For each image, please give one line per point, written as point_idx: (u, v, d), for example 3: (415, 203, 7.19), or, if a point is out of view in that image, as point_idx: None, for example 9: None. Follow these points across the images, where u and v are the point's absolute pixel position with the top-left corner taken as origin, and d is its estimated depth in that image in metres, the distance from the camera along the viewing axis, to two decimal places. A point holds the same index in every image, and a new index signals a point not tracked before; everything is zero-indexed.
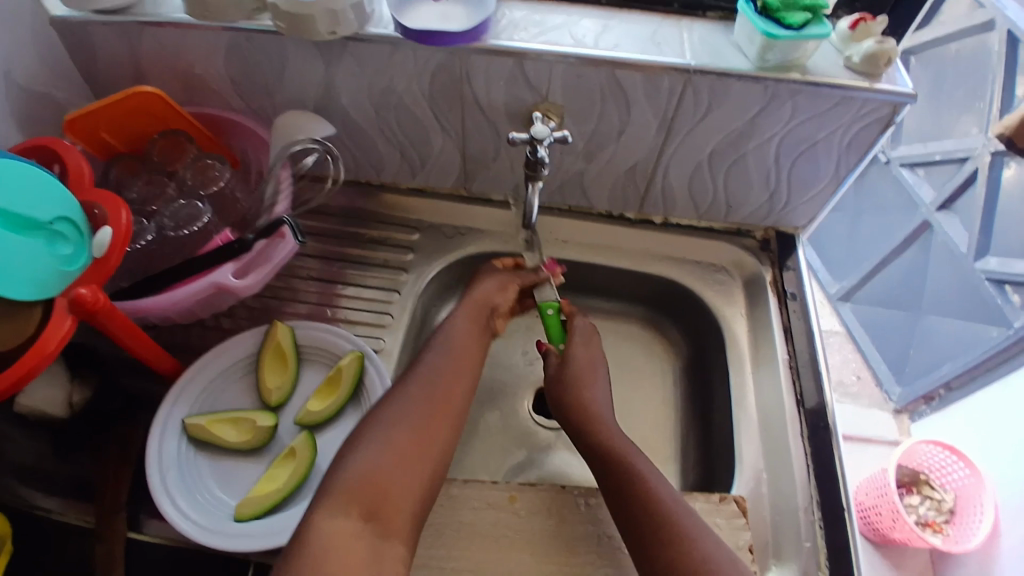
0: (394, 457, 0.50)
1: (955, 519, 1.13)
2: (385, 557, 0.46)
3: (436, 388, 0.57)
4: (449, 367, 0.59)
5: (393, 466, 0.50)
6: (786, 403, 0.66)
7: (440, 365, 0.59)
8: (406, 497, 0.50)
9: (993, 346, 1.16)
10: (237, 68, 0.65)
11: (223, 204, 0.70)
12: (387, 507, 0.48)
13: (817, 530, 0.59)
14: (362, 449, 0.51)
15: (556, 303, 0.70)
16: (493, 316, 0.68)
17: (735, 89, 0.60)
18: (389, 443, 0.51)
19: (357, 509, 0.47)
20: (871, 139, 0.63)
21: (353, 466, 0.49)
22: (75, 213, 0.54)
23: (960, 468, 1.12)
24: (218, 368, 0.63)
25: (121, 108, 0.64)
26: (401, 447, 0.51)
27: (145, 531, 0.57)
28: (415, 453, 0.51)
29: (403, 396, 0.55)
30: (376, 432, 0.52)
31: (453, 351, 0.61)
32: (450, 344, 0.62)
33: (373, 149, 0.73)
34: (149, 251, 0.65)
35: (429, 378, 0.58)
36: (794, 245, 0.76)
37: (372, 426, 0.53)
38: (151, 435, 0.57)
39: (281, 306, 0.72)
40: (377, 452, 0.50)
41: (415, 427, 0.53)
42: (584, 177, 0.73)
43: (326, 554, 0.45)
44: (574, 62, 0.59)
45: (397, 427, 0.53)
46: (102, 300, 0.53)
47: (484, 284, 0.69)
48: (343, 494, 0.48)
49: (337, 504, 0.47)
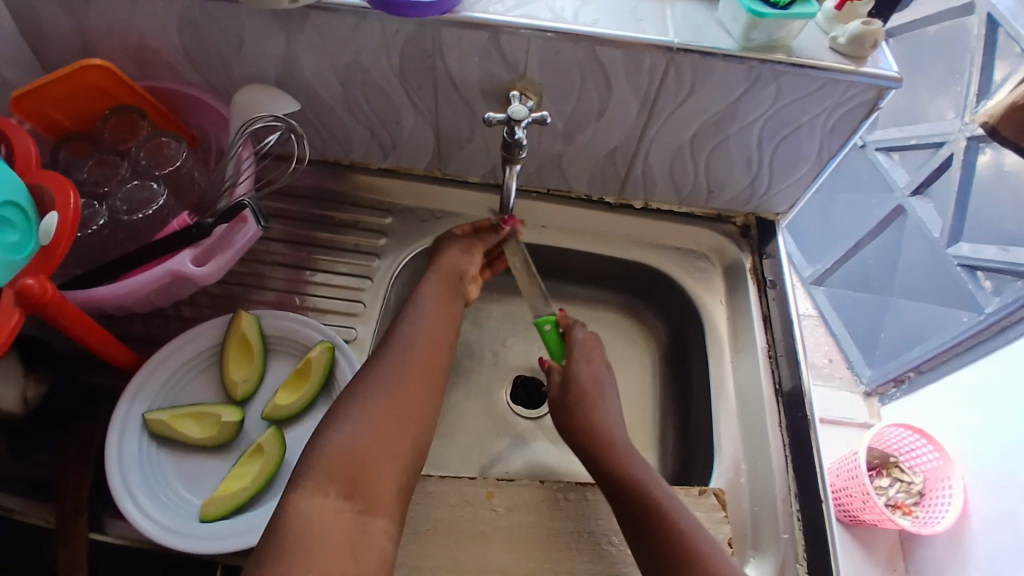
0: (374, 428, 0.48)
1: (923, 500, 1.17)
2: (371, 534, 0.44)
3: (409, 358, 0.54)
4: (420, 339, 0.56)
5: (374, 441, 0.48)
6: (765, 392, 0.65)
7: (414, 339, 0.56)
8: (389, 471, 0.47)
9: (962, 331, 1.18)
10: (192, 40, 0.61)
11: (179, 184, 0.65)
12: (368, 480, 0.46)
13: (795, 519, 0.59)
14: (341, 425, 0.48)
15: (553, 317, 0.66)
16: (464, 281, 0.64)
17: (718, 70, 0.58)
18: (367, 421, 0.49)
19: (338, 484, 0.45)
20: (855, 124, 0.61)
21: (335, 442, 0.47)
22: (20, 197, 0.50)
23: (929, 450, 1.15)
24: (180, 360, 0.60)
25: (64, 87, 0.59)
26: (381, 422, 0.49)
27: (106, 532, 0.56)
28: (395, 426, 0.49)
29: (377, 372, 0.53)
30: (352, 407, 0.50)
31: (421, 324, 0.58)
32: (417, 315, 0.59)
33: (341, 128, 0.69)
34: (104, 236, 0.62)
35: (402, 349, 0.55)
36: (775, 231, 0.75)
37: (347, 400, 0.51)
38: (109, 433, 0.54)
39: (247, 293, 0.69)
40: (357, 427, 0.48)
41: (392, 401, 0.51)
42: (563, 159, 0.70)
43: (311, 533, 0.43)
44: (551, 37, 0.56)
45: (375, 402, 0.50)
46: (52, 290, 0.49)
47: (450, 252, 0.65)
48: (323, 473, 0.45)
49: (319, 483, 0.45)
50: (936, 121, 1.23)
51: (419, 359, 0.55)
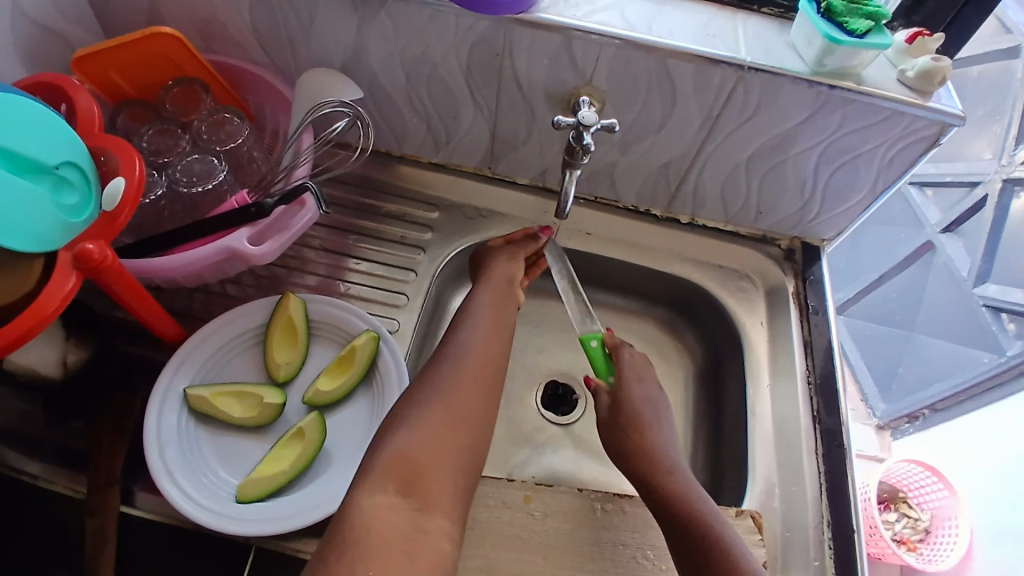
0: (428, 433, 0.48)
1: (928, 536, 1.14)
2: (428, 534, 0.44)
3: (464, 365, 0.54)
4: (477, 351, 0.56)
5: (430, 442, 0.48)
6: (803, 419, 0.65)
7: (472, 350, 0.56)
8: (445, 472, 0.47)
9: (983, 371, 1.13)
10: (263, 19, 0.61)
11: (238, 162, 0.65)
12: (424, 480, 0.46)
13: (827, 548, 0.58)
14: (400, 428, 0.48)
15: (599, 334, 0.66)
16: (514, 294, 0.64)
17: (788, 92, 0.57)
18: (423, 423, 0.49)
19: (395, 481, 0.45)
20: (914, 158, 0.61)
21: (394, 443, 0.47)
22: (83, 159, 0.50)
23: (938, 486, 1.12)
24: (224, 338, 0.59)
25: (135, 50, 0.59)
26: (436, 425, 0.49)
27: (137, 505, 0.55)
28: (451, 432, 0.49)
29: (433, 380, 0.53)
30: (410, 411, 0.50)
31: (480, 332, 0.58)
32: (476, 323, 0.59)
33: (398, 119, 0.69)
34: (159, 208, 0.62)
35: (461, 357, 0.55)
36: (819, 257, 0.74)
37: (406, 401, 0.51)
38: (149, 406, 0.54)
39: (289, 276, 0.69)
40: (415, 429, 0.48)
41: (448, 404, 0.51)
42: (615, 169, 0.70)
43: (369, 529, 0.43)
44: (622, 46, 0.56)
45: (432, 406, 0.50)
46: (111, 258, 0.49)
47: (497, 260, 0.65)
48: (381, 472, 0.46)
49: (379, 481, 0.45)
50: (974, 160, 1.14)
51: (475, 370, 0.54)
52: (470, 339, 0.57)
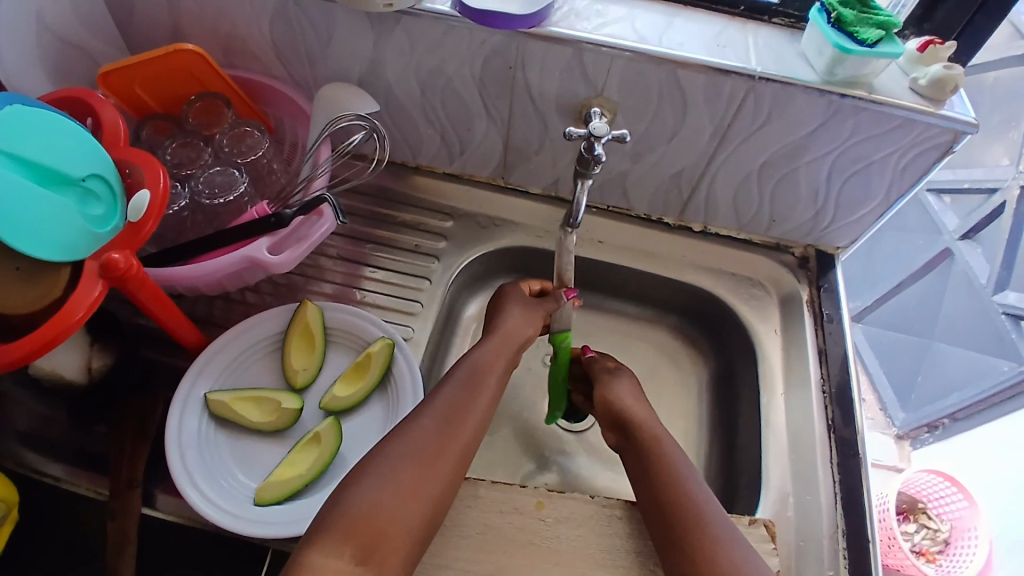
0: (396, 490, 0.46)
1: (948, 548, 1.12)
2: None
3: (445, 419, 0.53)
4: (460, 402, 0.54)
5: (394, 505, 0.46)
6: (817, 428, 0.65)
7: (452, 399, 0.54)
8: (405, 535, 0.46)
9: (1002, 380, 1.10)
10: (282, 34, 0.63)
11: (258, 173, 0.67)
12: (384, 544, 0.44)
13: (841, 557, 0.58)
14: (365, 482, 0.47)
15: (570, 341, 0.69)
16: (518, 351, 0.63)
17: (799, 102, 0.57)
18: (393, 479, 0.47)
19: (352, 546, 0.43)
20: (927, 165, 0.61)
21: (355, 502, 0.45)
22: (109, 172, 0.52)
23: (959, 500, 1.10)
24: (243, 345, 0.61)
25: (160, 66, 0.62)
26: (404, 486, 0.47)
27: (158, 508, 0.56)
28: (418, 493, 0.47)
29: (411, 430, 0.51)
30: (384, 464, 0.48)
31: (465, 385, 0.56)
32: (461, 380, 0.56)
33: (413, 130, 0.70)
34: (182, 218, 0.64)
35: (441, 413, 0.53)
36: (834, 265, 0.74)
37: (381, 449, 0.49)
38: (171, 411, 0.55)
39: (307, 284, 0.71)
40: (380, 486, 0.46)
41: (420, 458, 0.49)
42: (628, 178, 0.70)
43: None
44: (633, 58, 0.57)
45: (405, 463, 0.48)
46: (135, 266, 0.51)
47: (512, 314, 0.64)
48: (341, 533, 0.44)
49: (334, 542, 0.43)
50: (991, 166, 1.12)
51: (455, 424, 0.52)
52: (451, 392, 0.55)
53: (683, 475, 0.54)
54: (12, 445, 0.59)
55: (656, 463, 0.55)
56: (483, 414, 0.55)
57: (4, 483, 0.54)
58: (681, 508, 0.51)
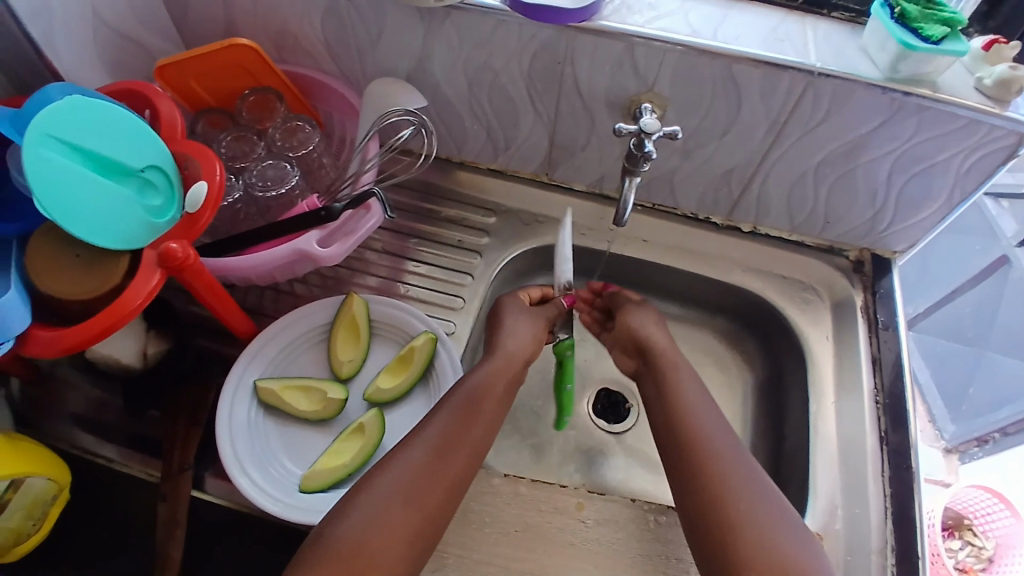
0: (379, 529, 0.46)
1: (992, 566, 1.05)
2: None
3: (438, 449, 0.51)
4: (455, 426, 0.52)
5: (379, 541, 0.45)
6: (869, 437, 0.62)
7: (445, 425, 0.52)
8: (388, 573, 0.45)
9: None
10: (335, 29, 0.63)
11: (308, 168, 0.68)
12: None
13: (891, 573, 0.56)
14: (349, 515, 0.47)
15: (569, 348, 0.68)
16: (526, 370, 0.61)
17: (859, 99, 0.55)
18: (378, 517, 0.46)
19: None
20: (993, 168, 0.58)
21: (337, 540, 0.45)
22: (166, 163, 0.54)
23: (1004, 515, 1.04)
24: (292, 334, 0.62)
25: (216, 61, 0.63)
26: (387, 523, 0.46)
27: (206, 491, 0.58)
28: (401, 531, 0.46)
29: (402, 459, 0.50)
30: (371, 497, 0.47)
31: (465, 408, 0.54)
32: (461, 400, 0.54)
33: (459, 126, 0.71)
34: (236, 211, 0.66)
35: (435, 441, 0.51)
36: (890, 269, 0.72)
37: (372, 479, 0.49)
38: (222, 398, 0.56)
39: (352, 277, 0.71)
40: (364, 523, 0.46)
41: (407, 494, 0.48)
42: (675, 175, 0.69)
43: None
44: (685, 52, 0.56)
45: (392, 498, 0.48)
46: (192, 257, 0.52)
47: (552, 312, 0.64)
48: (323, 571, 0.44)
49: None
50: None
51: (449, 452, 0.51)
52: (448, 414, 0.53)
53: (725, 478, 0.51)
54: (71, 425, 0.62)
55: (693, 464, 0.51)
56: (481, 433, 0.53)
57: (63, 462, 0.56)
58: (720, 510, 0.48)
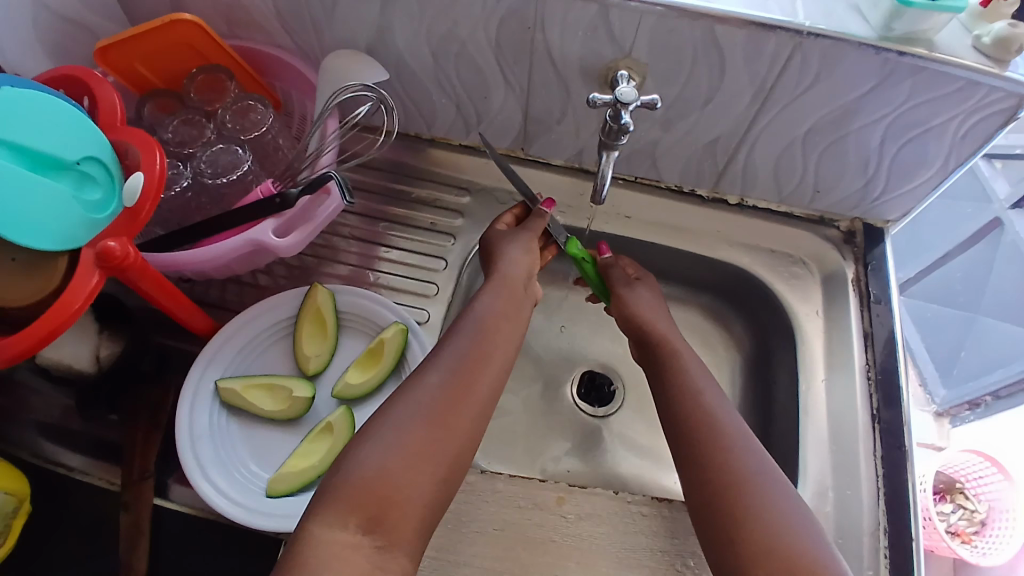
0: (403, 455, 0.42)
1: (985, 530, 1.03)
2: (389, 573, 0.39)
3: (457, 372, 0.48)
4: (470, 350, 0.50)
5: (404, 467, 0.42)
6: (860, 416, 0.60)
7: (459, 349, 0.50)
8: (417, 498, 0.42)
9: None
10: (286, 1, 0.58)
11: (263, 151, 0.63)
12: (393, 512, 0.41)
13: (883, 556, 0.55)
14: (370, 444, 0.43)
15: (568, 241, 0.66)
16: (528, 295, 0.59)
17: (851, 61, 0.51)
18: (400, 441, 0.43)
19: (357, 516, 0.40)
20: (991, 132, 0.55)
21: (358, 469, 0.41)
22: (104, 153, 0.49)
23: (997, 478, 1.01)
24: (254, 330, 0.58)
25: (157, 40, 0.58)
26: (410, 447, 0.43)
27: (171, 499, 0.55)
28: (427, 454, 0.43)
29: (419, 386, 0.47)
30: (390, 422, 0.44)
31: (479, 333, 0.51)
32: (472, 330, 0.52)
33: (426, 101, 0.66)
34: (187, 199, 0.61)
35: (451, 365, 0.48)
36: (882, 239, 0.68)
37: (389, 405, 0.46)
38: (181, 402, 0.53)
39: (320, 266, 0.67)
40: (385, 449, 0.42)
41: (428, 416, 0.45)
42: (657, 148, 0.65)
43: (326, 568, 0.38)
44: (665, 13, 0.51)
45: (413, 422, 0.44)
46: (133, 254, 0.48)
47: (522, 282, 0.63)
48: (345, 501, 0.40)
49: (337, 512, 0.40)
50: None
51: (467, 375, 0.48)
52: (462, 342, 0.51)
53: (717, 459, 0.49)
54: (27, 432, 0.58)
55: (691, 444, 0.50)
56: (498, 359, 0.51)
57: (15, 475, 0.53)
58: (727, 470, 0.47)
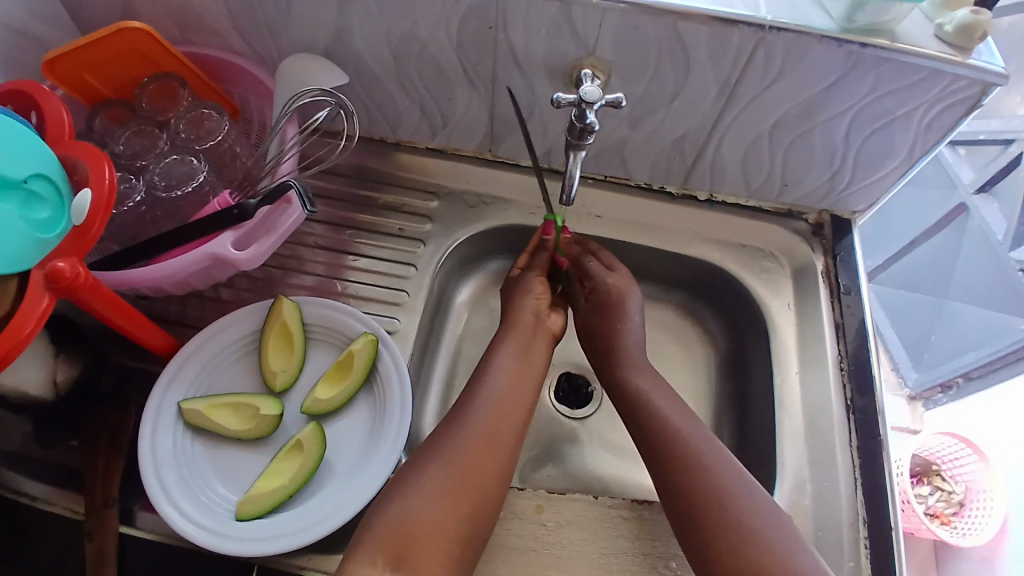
0: (431, 499, 0.46)
1: (963, 510, 1.05)
2: None
3: (485, 419, 0.51)
4: (500, 394, 0.54)
5: (430, 510, 0.45)
6: (835, 407, 0.60)
7: (492, 394, 0.53)
8: (439, 540, 0.44)
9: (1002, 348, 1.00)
10: (237, 4, 0.56)
11: (220, 160, 0.61)
12: (416, 552, 0.43)
13: (863, 547, 0.55)
14: (403, 490, 0.46)
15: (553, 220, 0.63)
16: (546, 338, 0.61)
17: (815, 53, 0.51)
18: (428, 486, 0.46)
19: (385, 555, 0.42)
20: (954, 121, 0.55)
21: (389, 513, 0.45)
22: (52, 170, 0.46)
23: (973, 460, 1.03)
24: (217, 346, 0.56)
25: (104, 48, 0.55)
26: (438, 491, 0.46)
27: (136, 525, 0.52)
28: (451, 497, 0.46)
29: (450, 433, 0.50)
30: (419, 469, 0.48)
31: (497, 382, 0.55)
32: (499, 371, 0.55)
33: (389, 104, 0.65)
34: (141, 213, 0.59)
35: (483, 411, 0.52)
36: (851, 231, 0.69)
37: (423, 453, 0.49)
38: (142, 425, 0.51)
39: (285, 277, 0.66)
40: (415, 494, 0.46)
41: (455, 462, 0.48)
42: (626, 146, 0.65)
43: None
44: (627, 10, 0.50)
45: (443, 467, 0.48)
46: (83, 275, 0.46)
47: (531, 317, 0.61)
48: (376, 539, 0.43)
49: (368, 552, 0.42)
50: (1008, 116, 0.96)
51: (495, 424, 0.51)
52: (494, 387, 0.54)
53: (699, 474, 0.49)
54: None
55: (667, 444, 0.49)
56: (525, 408, 0.54)
57: None
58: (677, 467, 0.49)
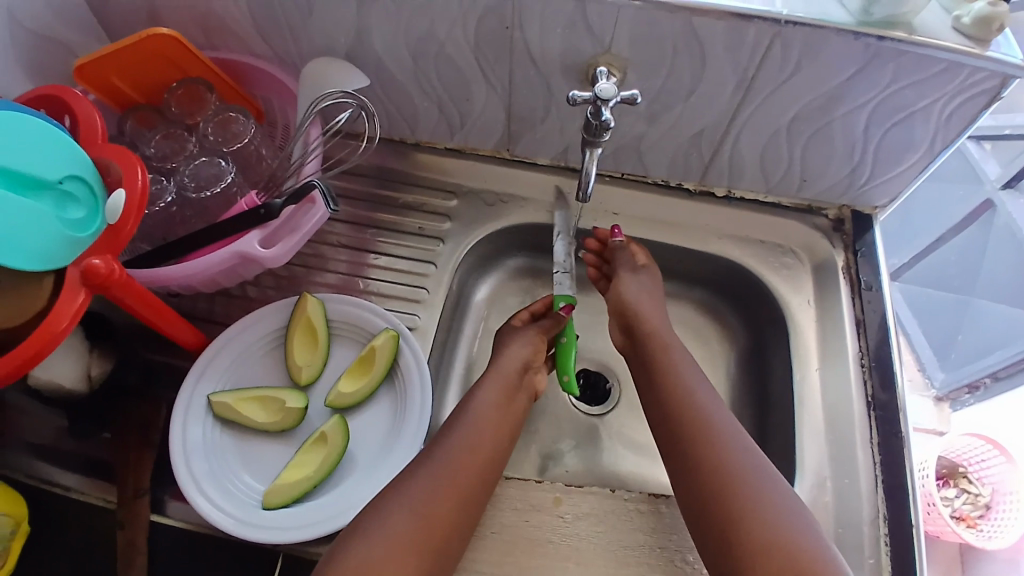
0: (391, 548, 0.45)
1: (989, 513, 1.02)
2: None
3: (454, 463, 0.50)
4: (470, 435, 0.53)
5: (388, 562, 0.44)
6: (856, 402, 0.60)
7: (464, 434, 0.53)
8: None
9: None
10: (263, 9, 0.58)
11: (246, 161, 0.63)
12: None
13: (883, 544, 0.54)
14: (364, 537, 0.45)
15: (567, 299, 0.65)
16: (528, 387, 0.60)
17: (832, 46, 0.51)
18: (390, 535, 0.45)
19: None
20: (975, 113, 0.55)
21: (347, 563, 0.44)
22: (86, 171, 0.48)
23: (1000, 461, 1.01)
24: (245, 342, 0.58)
25: (135, 54, 0.58)
26: (399, 540, 0.45)
27: (166, 514, 0.54)
28: (411, 547, 0.46)
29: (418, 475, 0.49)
30: (381, 514, 0.47)
31: (479, 423, 0.54)
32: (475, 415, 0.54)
33: (409, 105, 0.66)
34: (171, 213, 0.61)
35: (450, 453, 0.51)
36: (872, 226, 0.68)
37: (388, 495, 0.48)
38: (174, 416, 0.53)
39: (309, 275, 0.67)
40: (374, 543, 0.45)
41: (421, 510, 0.47)
42: (642, 142, 0.65)
43: None
44: (643, 7, 0.51)
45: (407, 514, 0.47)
46: (118, 272, 0.48)
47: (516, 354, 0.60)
48: None
49: None
50: None
51: (463, 468, 0.50)
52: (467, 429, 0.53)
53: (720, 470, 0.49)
54: (17, 455, 0.57)
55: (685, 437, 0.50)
56: (495, 451, 0.53)
57: (9, 496, 0.53)
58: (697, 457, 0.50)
